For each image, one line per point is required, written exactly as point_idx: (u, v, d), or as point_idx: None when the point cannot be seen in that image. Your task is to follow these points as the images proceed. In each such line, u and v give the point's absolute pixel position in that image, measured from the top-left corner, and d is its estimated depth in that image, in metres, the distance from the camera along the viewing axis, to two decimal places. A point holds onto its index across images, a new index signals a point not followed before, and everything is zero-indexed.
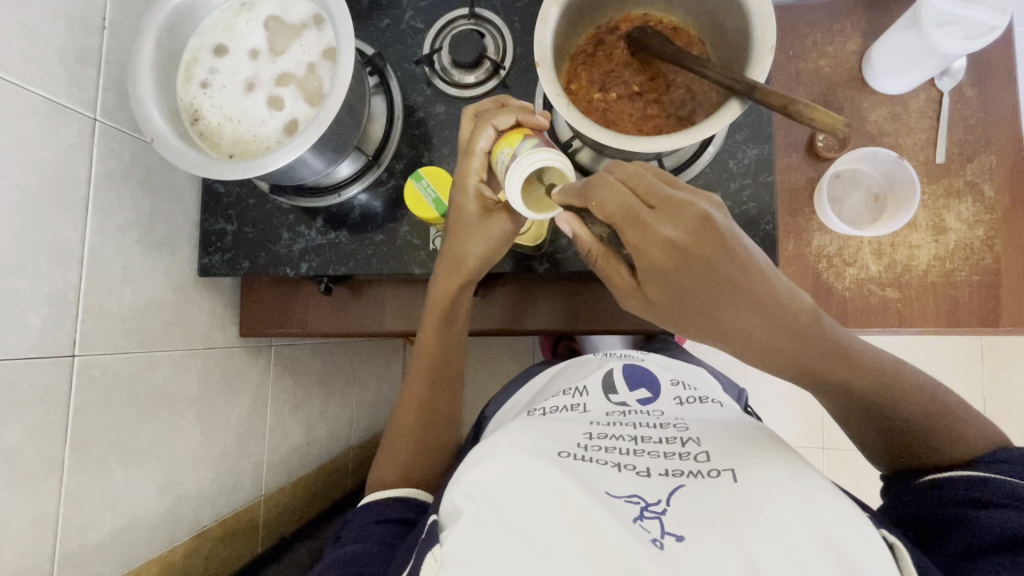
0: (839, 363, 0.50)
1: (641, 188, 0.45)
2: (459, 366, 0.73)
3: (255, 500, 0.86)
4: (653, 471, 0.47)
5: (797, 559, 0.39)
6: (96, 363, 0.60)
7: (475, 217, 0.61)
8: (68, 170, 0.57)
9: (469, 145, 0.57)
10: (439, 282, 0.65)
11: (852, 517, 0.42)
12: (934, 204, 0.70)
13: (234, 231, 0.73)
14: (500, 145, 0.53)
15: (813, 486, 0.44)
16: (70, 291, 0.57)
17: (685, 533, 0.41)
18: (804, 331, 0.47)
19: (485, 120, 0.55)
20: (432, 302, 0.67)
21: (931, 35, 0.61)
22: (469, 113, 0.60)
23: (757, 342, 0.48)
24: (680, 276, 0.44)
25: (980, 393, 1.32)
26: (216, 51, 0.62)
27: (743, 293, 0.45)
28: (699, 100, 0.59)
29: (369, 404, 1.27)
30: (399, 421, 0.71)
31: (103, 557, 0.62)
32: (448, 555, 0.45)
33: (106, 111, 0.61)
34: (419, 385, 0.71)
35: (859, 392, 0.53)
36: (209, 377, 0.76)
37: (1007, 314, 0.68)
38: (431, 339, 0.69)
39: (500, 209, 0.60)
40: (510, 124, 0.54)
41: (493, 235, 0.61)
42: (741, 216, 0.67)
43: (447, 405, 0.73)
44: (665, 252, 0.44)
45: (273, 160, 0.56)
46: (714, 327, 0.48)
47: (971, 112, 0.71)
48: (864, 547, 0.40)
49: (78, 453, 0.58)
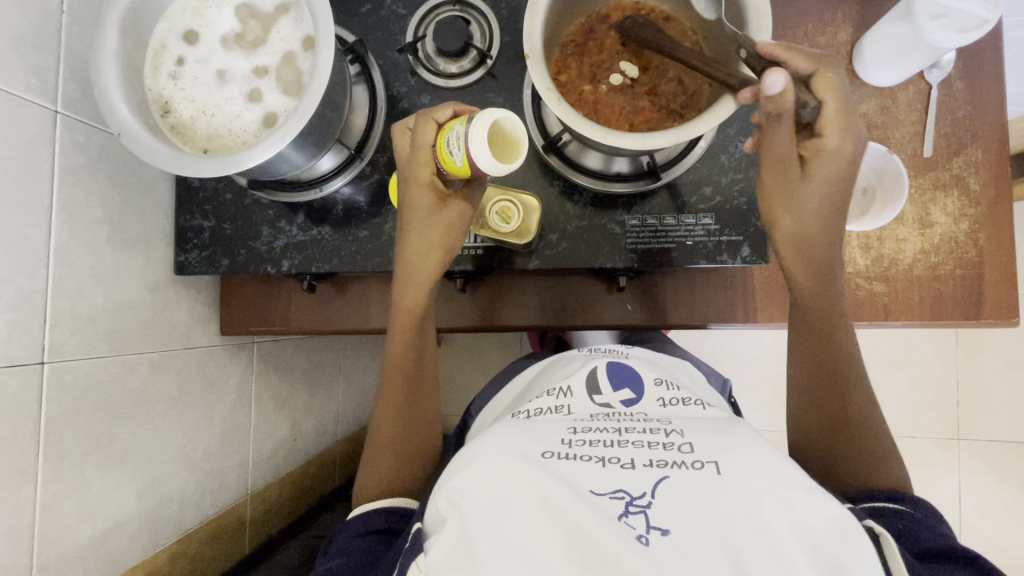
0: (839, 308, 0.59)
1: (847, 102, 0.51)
2: (433, 372, 0.72)
3: (242, 499, 0.85)
4: (638, 463, 0.46)
5: (775, 552, 0.40)
6: (68, 369, 0.57)
7: (432, 208, 0.60)
8: (29, 167, 0.53)
9: (413, 142, 0.57)
10: (404, 290, 0.64)
11: (833, 510, 0.43)
12: (921, 197, 0.71)
13: (211, 227, 0.70)
14: (449, 127, 0.53)
15: (789, 480, 0.44)
16: (38, 294, 0.55)
17: (670, 527, 0.42)
18: (840, 267, 0.58)
19: (425, 116, 0.56)
20: (397, 314, 0.65)
21: (946, 40, 0.61)
22: (401, 126, 0.61)
23: (812, 263, 0.56)
24: (831, 168, 0.52)
25: (955, 374, 1.36)
26: (185, 38, 0.58)
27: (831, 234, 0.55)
28: (690, 93, 0.58)
29: (355, 396, 1.26)
30: (377, 434, 0.68)
31: (85, 565, 0.60)
32: (435, 563, 0.45)
33: (69, 103, 0.57)
34: (393, 396, 0.68)
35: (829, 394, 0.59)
36: (189, 378, 0.74)
37: (989, 307, 0.69)
38: (398, 350, 0.67)
39: (456, 197, 0.60)
40: (451, 114, 0.56)
41: (454, 223, 0.61)
42: (732, 210, 0.66)
43: (424, 418, 0.70)
44: (845, 159, 0.52)
45: (249, 157, 0.53)
46: (806, 235, 0.55)
47: (958, 104, 0.71)
48: (843, 547, 0.41)
49: (52, 463, 0.56)
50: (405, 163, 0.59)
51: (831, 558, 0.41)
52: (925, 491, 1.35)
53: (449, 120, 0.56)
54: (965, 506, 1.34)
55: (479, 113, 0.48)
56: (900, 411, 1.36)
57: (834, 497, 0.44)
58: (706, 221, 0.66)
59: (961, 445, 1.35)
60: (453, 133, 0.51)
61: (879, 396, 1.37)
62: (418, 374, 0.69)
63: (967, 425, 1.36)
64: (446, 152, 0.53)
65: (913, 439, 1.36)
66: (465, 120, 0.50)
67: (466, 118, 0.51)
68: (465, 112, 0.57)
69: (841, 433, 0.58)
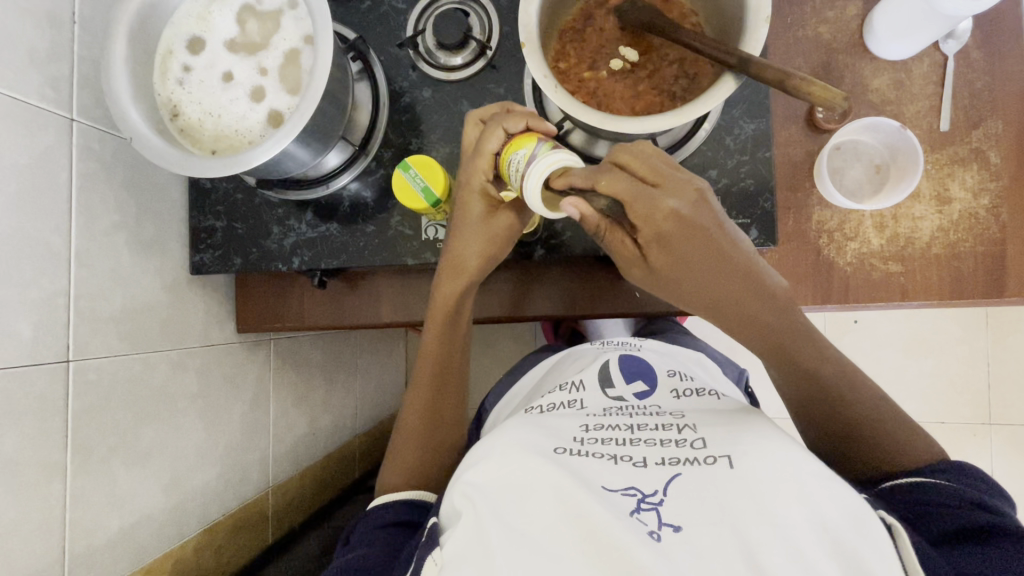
0: (776, 317, 0.55)
1: (640, 169, 0.48)
2: (464, 367, 0.72)
3: (264, 492, 0.88)
4: (650, 461, 0.46)
5: (791, 546, 0.40)
6: (91, 367, 0.60)
7: (481, 217, 0.60)
8: (47, 174, 0.55)
9: (477, 147, 0.55)
10: (441, 286, 0.64)
11: (851, 500, 0.42)
12: (938, 173, 0.68)
13: (224, 227, 0.72)
14: (511, 150, 0.49)
15: (805, 472, 0.43)
16: (60, 297, 0.57)
17: (682, 523, 0.41)
18: (768, 280, 0.53)
19: (495, 123, 0.53)
20: (435, 304, 0.66)
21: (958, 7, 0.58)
22: (473, 119, 0.59)
23: (717, 295, 0.53)
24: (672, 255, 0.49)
25: (985, 357, 1.31)
26: (191, 43, 0.60)
27: (725, 273, 0.51)
28: (692, 75, 0.57)
29: (372, 390, 1.27)
30: (405, 422, 0.70)
31: (114, 556, 0.63)
32: (448, 557, 0.44)
33: (83, 110, 0.59)
34: (424, 389, 0.70)
35: (805, 378, 0.58)
36: (209, 375, 0.76)
37: (1012, 284, 0.67)
38: (435, 344, 0.68)
39: (505, 208, 0.60)
40: (521, 128, 0.52)
41: (498, 234, 0.61)
42: (739, 193, 0.65)
43: (452, 412, 0.71)
44: (670, 220, 0.46)
45: (255, 155, 0.54)
46: (691, 270, 0.50)
47: (976, 75, 0.68)
48: (859, 537, 0.41)
49: (81, 457, 0.59)
50: (465, 162, 0.58)
51: (848, 550, 0.40)
52: None
53: (518, 135, 0.52)
54: None
55: (547, 154, 0.45)
56: (927, 395, 1.33)
57: (852, 489, 0.44)
58: None
59: (993, 429, 1.31)
60: (516, 159, 0.48)
61: (904, 381, 1.33)
62: (449, 367, 0.70)
63: (997, 410, 1.31)
64: (507, 177, 0.51)
65: (940, 425, 1.32)
66: (531, 152, 0.46)
67: (532, 145, 0.47)
68: (537, 128, 0.52)
69: (838, 413, 0.58)
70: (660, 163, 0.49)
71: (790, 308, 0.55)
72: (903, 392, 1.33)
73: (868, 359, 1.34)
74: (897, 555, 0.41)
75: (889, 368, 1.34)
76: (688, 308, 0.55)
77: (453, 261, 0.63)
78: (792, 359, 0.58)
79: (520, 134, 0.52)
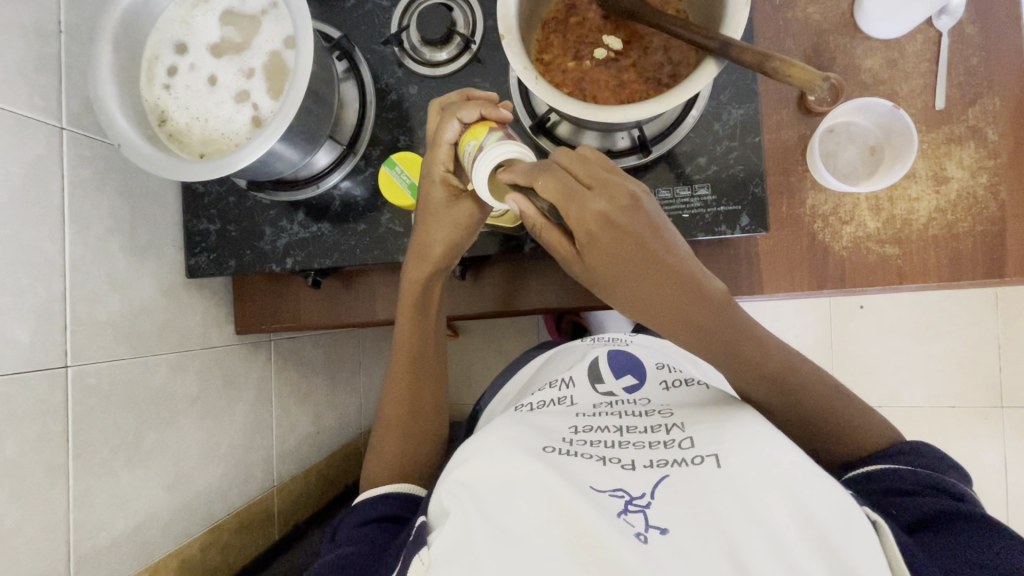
0: (714, 316, 0.51)
1: (577, 172, 0.48)
2: (439, 356, 0.73)
3: (268, 491, 0.89)
4: (638, 463, 0.45)
5: (779, 546, 0.39)
6: (91, 371, 0.61)
7: (442, 204, 0.59)
8: (39, 183, 0.56)
9: (435, 135, 0.55)
10: (409, 273, 0.64)
11: (839, 499, 0.42)
12: (934, 152, 0.67)
13: (217, 230, 0.73)
14: (464, 139, 0.51)
15: (794, 469, 0.43)
16: (56, 303, 0.58)
17: (669, 526, 0.41)
18: (708, 281, 0.51)
19: (450, 112, 0.54)
20: (404, 291, 0.66)
21: None
22: (436, 106, 0.58)
23: (658, 301, 0.50)
24: (604, 255, 0.47)
25: (995, 339, 1.29)
26: (175, 48, 0.60)
27: (664, 274, 0.48)
28: (677, 61, 0.56)
29: (375, 389, 1.28)
30: (385, 413, 0.71)
31: (119, 555, 0.64)
32: (434, 557, 0.44)
33: (72, 119, 0.60)
34: (400, 378, 0.70)
35: (778, 386, 0.56)
36: (209, 377, 0.77)
37: (1013, 264, 0.66)
38: (408, 333, 0.68)
39: (467, 196, 0.59)
40: (474, 117, 0.52)
41: (460, 222, 0.60)
42: (728, 179, 0.64)
43: (431, 402, 0.72)
44: (600, 222, 0.46)
45: (240, 157, 0.55)
46: (622, 271, 0.48)
47: (971, 51, 0.67)
48: (848, 539, 0.40)
49: (82, 460, 0.60)
50: (427, 151, 0.58)
51: (839, 553, 0.40)
52: (967, 462, 1.29)
53: (473, 125, 0.51)
54: (1011, 476, 1.29)
55: (490, 146, 0.46)
56: (936, 380, 1.31)
57: (840, 486, 0.44)
58: (703, 191, 0.64)
59: (1005, 412, 1.29)
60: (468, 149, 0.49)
61: (913, 366, 1.31)
62: (422, 358, 0.70)
63: (1009, 393, 1.29)
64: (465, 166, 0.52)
65: (950, 409, 1.30)
66: (479, 143, 0.47)
67: (481, 136, 0.48)
68: (492, 116, 0.51)
69: (821, 415, 0.57)
70: (596, 166, 0.49)
71: (731, 309, 0.52)
72: (911, 376, 1.32)
73: (875, 345, 1.33)
74: (884, 557, 0.41)
75: (896, 354, 1.32)
76: (615, 304, 0.52)
77: (418, 249, 0.63)
78: (750, 365, 0.55)
79: (475, 123, 0.51)
